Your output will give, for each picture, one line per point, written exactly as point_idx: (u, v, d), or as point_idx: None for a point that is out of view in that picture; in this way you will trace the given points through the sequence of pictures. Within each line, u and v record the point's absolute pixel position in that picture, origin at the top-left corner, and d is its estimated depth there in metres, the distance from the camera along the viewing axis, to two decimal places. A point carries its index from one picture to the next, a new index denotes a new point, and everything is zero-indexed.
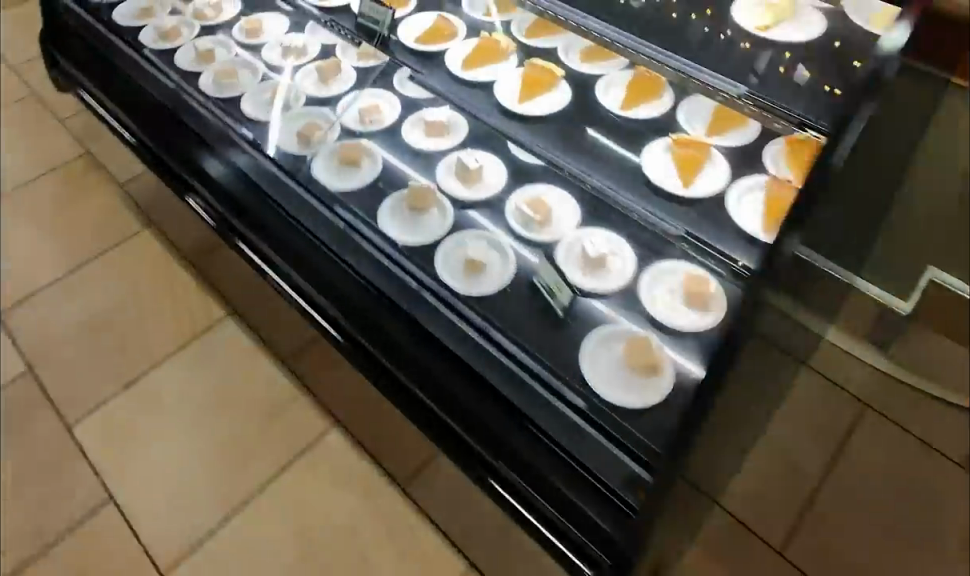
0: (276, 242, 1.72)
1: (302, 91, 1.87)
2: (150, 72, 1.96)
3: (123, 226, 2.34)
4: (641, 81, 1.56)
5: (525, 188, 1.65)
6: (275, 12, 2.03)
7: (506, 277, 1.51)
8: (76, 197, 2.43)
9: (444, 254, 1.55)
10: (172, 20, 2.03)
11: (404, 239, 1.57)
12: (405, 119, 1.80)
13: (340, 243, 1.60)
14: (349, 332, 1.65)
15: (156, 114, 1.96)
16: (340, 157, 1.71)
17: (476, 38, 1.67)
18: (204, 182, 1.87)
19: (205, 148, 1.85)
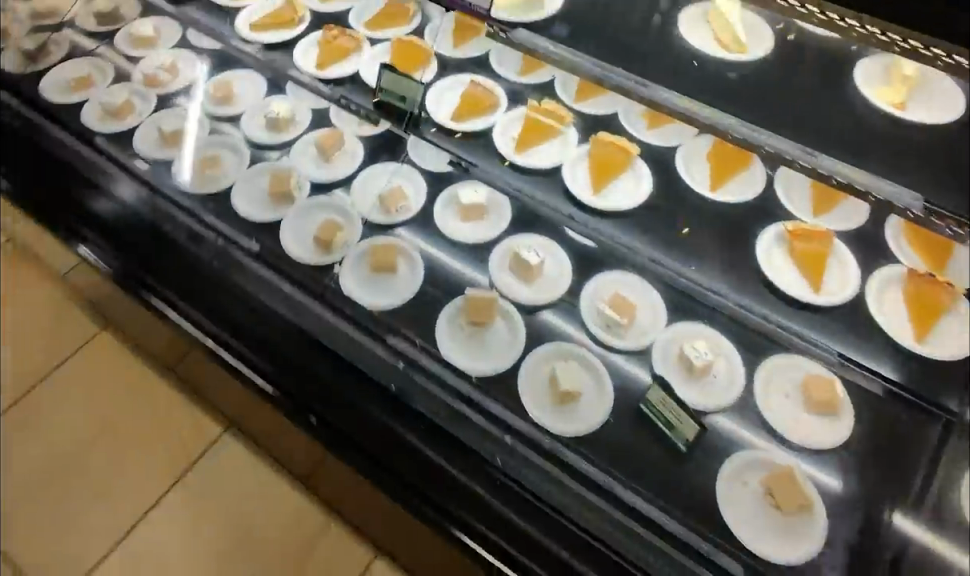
0: (247, 335, 1.41)
1: (303, 176, 1.54)
2: (68, 146, 1.62)
3: (77, 332, 2.04)
4: (723, 151, 1.34)
5: (594, 276, 1.43)
6: (243, 70, 1.68)
7: (605, 404, 1.28)
8: (15, 301, 2.10)
9: (529, 383, 1.30)
10: (120, 93, 1.66)
11: (474, 366, 1.31)
12: (435, 200, 1.52)
13: (356, 353, 1.33)
14: (368, 458, 1.33)
15: (74, 189, 1.62)
16: (373, 263, 1.42)
17: (524, 108, 1.39)
18: (136, 261, 1.54)
19: (148, 231, 1.53)
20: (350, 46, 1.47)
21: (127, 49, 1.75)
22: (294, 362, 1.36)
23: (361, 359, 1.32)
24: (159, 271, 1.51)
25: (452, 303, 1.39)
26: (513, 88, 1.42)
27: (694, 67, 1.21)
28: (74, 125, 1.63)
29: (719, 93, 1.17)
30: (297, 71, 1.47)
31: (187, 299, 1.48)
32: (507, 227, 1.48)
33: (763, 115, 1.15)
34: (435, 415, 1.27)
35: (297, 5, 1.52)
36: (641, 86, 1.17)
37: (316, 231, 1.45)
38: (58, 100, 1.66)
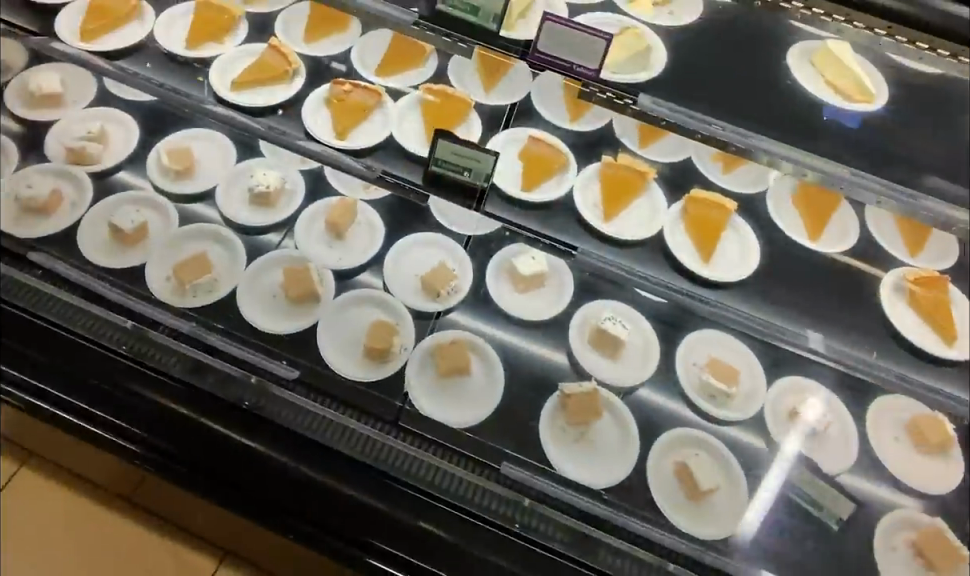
0: (268, 479, 1.10)
1: (322, 266, 1.26)
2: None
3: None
4: (812, 196, 1.16)
5: (681, 340, 1.24)
6: (205, 132, 1.39)
7: (743, 492, 1.13)
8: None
9: (660, 486, 1.12)
10: (43, 180, 1.30)
11: (599, 479, 1.11)
12: (485, 271, 1.28)
13: (451, 493, 1.07)
14: None
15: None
16: (446, 369, 1.16)
17: (598, 166, 1.19)
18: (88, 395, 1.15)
19: (85, 349, 1.16)
20: (370, 103, 1.22)
21: (18, 110, 1.42)
22: (349, 504, 1.08)
23: (450, 491, 1.08)
24: (91, 399, 1.15)
25: (541, 401, 1.17)
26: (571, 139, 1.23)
27: (802, 107, 1.08)
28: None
29: (839, 138, 1.05)
30: (307, 138, 1.20)
31: (165, 437, 1.12)
32: (575, 296, 1.26)
33: (886, 157, 1.04)
34: (558, 547, 1.05)
35: (290, 55, 1.25)
36: (738, 140, 1.02)
37: (363, 337, 1.18)
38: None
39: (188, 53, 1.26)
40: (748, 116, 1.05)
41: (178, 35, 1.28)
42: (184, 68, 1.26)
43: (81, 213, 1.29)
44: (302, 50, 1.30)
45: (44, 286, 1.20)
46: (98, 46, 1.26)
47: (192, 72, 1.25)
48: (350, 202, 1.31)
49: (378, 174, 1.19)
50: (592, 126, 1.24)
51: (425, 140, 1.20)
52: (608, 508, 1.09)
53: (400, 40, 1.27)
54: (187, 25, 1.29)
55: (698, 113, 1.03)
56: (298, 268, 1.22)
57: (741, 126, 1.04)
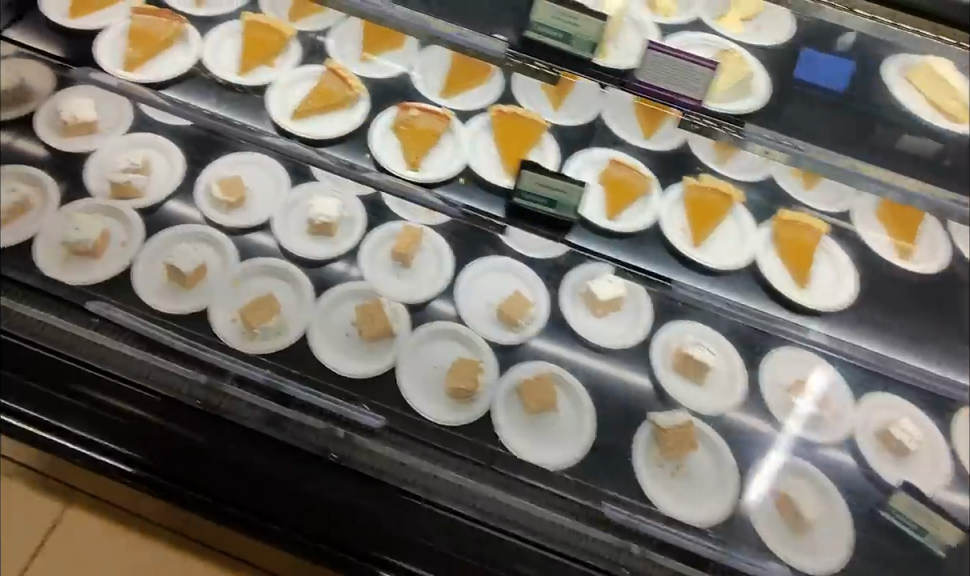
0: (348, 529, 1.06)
1: (395, 300, 1.20)
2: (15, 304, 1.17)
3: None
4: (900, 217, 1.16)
5: (765, 360, 1.15)
6: (257, 159, 1.34)
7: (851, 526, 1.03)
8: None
9: (765, 522, 1.04)
10: (91, 222, 1.22)
11: (700, 516, 1.03)
12: (558, 294, 1.22)
13: (554, 539, 1.03)
14: None
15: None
16: (535, 405, 1.10)
17: (683, 187, 1.16)
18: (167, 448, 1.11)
19: (133, 397, 1.13)
20: (436, 128, 1.16)
21: (53, 144, 1.36)
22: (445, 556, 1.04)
23: (555, 539, 1.03)
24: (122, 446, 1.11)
25: (630, 429, 1.11)
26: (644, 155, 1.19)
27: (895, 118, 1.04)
28: (30, 281, 1.18)
29: (926, 147, 1.02)
30: (375, 167, 1.15)
31: (248, 495, 1.08)
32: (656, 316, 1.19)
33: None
34: None
35: (348, 78, 1.21)
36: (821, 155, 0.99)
37: (445, 375, 1.12)
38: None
39: (234, 77, 1.24)
40: (833, 127, 1.01)
41: (228, 61, 1.26)
42: (240, 95, 1.23)
43: (134, 253, 1.23)
44: (359, 71, 1.26)
45: (108, 338, 1.15)
46: (146, 75, 1.24)
47: (250, 97, 1.22)
48: (416, 229, 1.25)
49: (459, 209, 1.14)
50: (665, 145, 1.20)
51: (502, 168, 1.14)
52: (711, 544, 1.02)
53: (463, 59, 1.21)
54: (237, 50, 1.28)
55: (769, 132, 1.00)
56: (372, 305, 1.17)
57: (819, 140, 1.01)
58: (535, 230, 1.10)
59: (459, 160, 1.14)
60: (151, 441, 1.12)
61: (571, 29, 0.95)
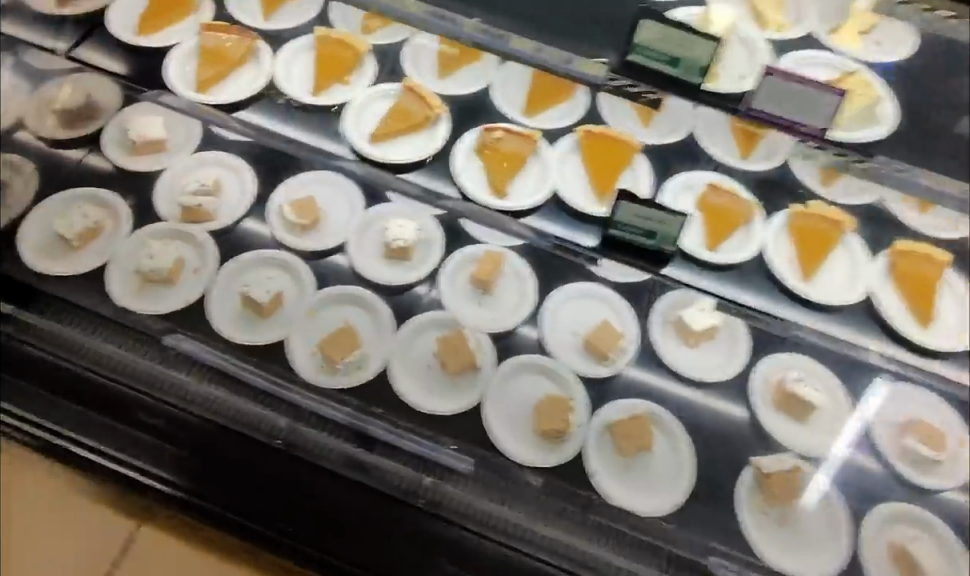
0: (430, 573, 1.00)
1: (478, 330, 1.16)
2: (83, 335, 1.17)
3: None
4: None
5: (874, 400, 1.07)
6: (331, 180, 1.31)
7: None
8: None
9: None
10: (165, 250, 1.21)
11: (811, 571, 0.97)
12: (648, 324, 1.17)
13: None
14: None
15: (64, 378, 1.15)
16: (628, 447, 1.04)
17: (787, 216, 1.08)
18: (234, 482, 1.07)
19: (204, 432, 1.10)
20: (525, 150, 1.11)
21: (122, 164, 1.36)
22: None
23: None
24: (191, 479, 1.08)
25: (729, 474, 1.04)
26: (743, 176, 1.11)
27: None
28: (104, 313, 1.18)
29: None
30: (459, 195, 1.10)
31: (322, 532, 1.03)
32: (752, 348, 1.12)
33: None
34: None
35: (429, 99, 1.15)
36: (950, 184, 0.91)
37: (531, 414, 1.07)
38: (69, 268, 1.22)
39: (309, 98, 1.19)
40: (959, 155, 0.94)
41: (302, 81, 1.21)
42: (313, 114, 1.19)
43: (209, 281, 1.21)
44: (438, 89, 1.20)
45: (182, 369, 1.14)
46: (218, 98, 1.20)
47: (324, 118, 1.17)
48: (498, 254, 1.21)
49: (548, 240, 1.09)
50: (762, 165, 1.11)
51: (593, 197, 1.08)
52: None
53: (547, 76, 1.15)
54: (310, 68, 1.23)
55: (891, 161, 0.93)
56: (455, 337, 1.12)
57: (946, 169, 0.93)
58: (628, 263, 1.04)
59: (546, 186, 1.09)
60: (223, 475, 1.07)
61: (682, 53, 0.87)
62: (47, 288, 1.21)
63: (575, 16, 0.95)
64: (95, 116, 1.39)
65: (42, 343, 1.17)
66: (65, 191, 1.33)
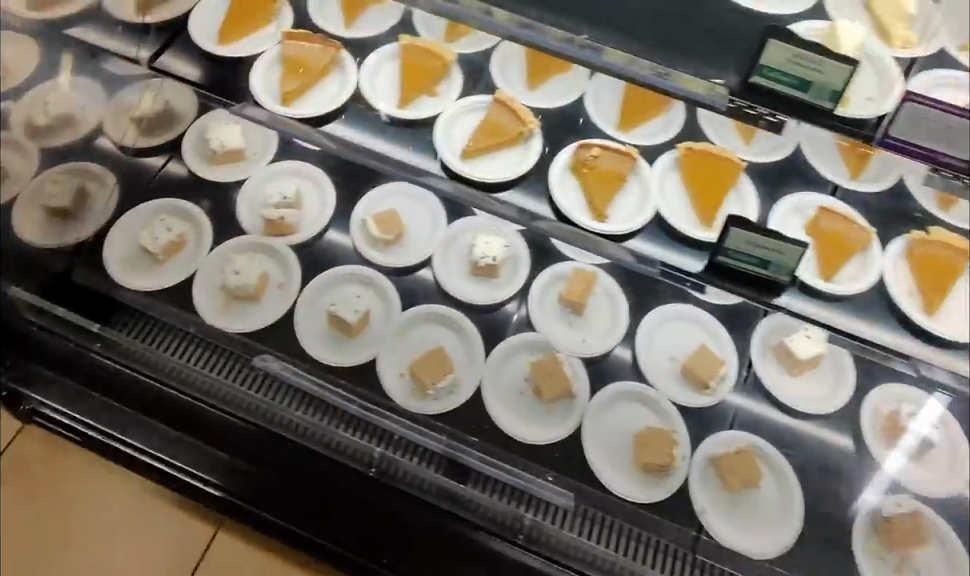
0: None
1: (570, 353, 1.14)
2: (165, 354, 1.20)
3: (161, 525, 1.55)
4: None
5: None
6: (412, 194, 1.29)
7: None
8: (72, 496, 1.58)
9: None
10: (250, 266, 1.21)
11: None
12: (745, 349, 1.12)
13: None
14: None
15: (156, 394, 1.23)
16: (735, 483, 1.03)
17: (905, 243, 1.01)
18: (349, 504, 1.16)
19: (283, 450, 1.17)
20: (624, 170, 1.06)
21: (204, 175, 1.35)
22: None
23: None
24: (265, 487, 1.22)
25: (842, 516, 1.02)
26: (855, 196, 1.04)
27: None
28: (192, 331, 1.20)
29: None
30: (557, 217, 1.05)
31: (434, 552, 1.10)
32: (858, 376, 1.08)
33: None
34: None
35: (522, 113, 1.10)
36: None
37: (632, 445, 1.07)
38: (156, 284, 1.23)
39: (395, 112, 1.14)
40: None
41: (388, 92, 1.17)
42: (401, 131, 1.14)
43: (295, 297, 1.21)
44: (531, 102, 1.15)
45: (279, 385, 1.15)
46: (304, 112, 1.16)
47: (413, 133, 1.13)
48: (589, 273, 1.18)
49: (652, 266, 1.04)
50: (871, 187, 1.03)
51: (698, 221, 1.03)
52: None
53: (639, 90, 1.06)
54: (395, 80, 1.18)
55: None
56: (546, 361, 1.11)
57: None
58: (737, 291, 0.98)
59: (647, 206, 1.04)
60: (304, 493, 1.19)
61: (812, 75, 0.81)
62: (129, 301, 1.24)
63: (691, 36, 0.90)
64: (177, 123, 1.38)
65: (129, 361, 1.22)
66: (146, 202, 1.33)
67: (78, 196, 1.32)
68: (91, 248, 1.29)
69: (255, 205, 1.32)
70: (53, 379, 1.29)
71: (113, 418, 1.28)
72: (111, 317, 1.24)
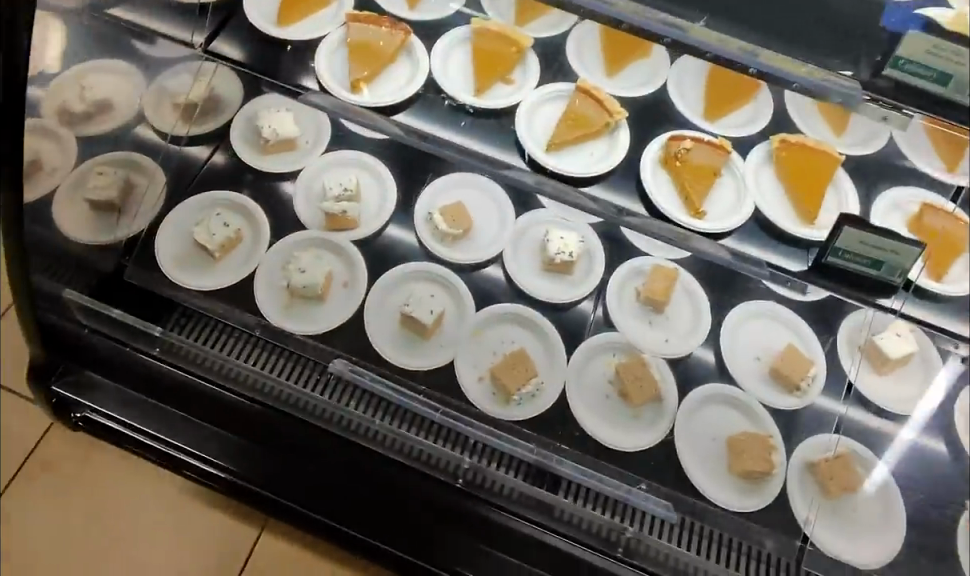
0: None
1: (652, 352, 1.12)
2: (231, 360, 1.16)
3: (202, 524, 1.50)
4: None
5: None
6: (478, 184, 1.24)
7: None
8: (105, 492, 1.53)
9: None
10: (314, 263, 1.19)
11: None
12: (833, 346, 1.09)
13: None
14: None
15: (220, 398, 1.19)
16: (839, 489, 1.01)
17: None
18: (429, 513, 1.12)
19: (355, 457, 1.14)
20: (716, 164, 1.01)
21: (256, 164, 1.30)
22: None
23: None
24: (334, 490, 1.19)
25: (945, 523, 0.99)
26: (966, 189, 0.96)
27: None
28: (257, 334, 1.16)
29: None
30: (651, 214, 1.01)
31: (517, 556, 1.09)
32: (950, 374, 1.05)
33: None
34: None
35: (608, 103, 1.05)
36: None
37: (725, 450, 1.05)
38: (213, 284, 1.20)
39: (470, 100, 1.08)
40: None
41: (460, 80, 1.09)
42: (478, 120, 1.07)
43: (362, 296, 1.19)
44: (612, 89, 1.08)
45: (357, 390, 1.12)
46: (375, 100, 1.09)
47: (493, 125, 1.07)
48: (670, 269, 1.15)
49: (760, 267, 0.99)
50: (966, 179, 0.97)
51: (798, 218, 0.98)
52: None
53: (727, 73, 1.00)
54: (466, 64, 1.11)
55: None
56: (630, 364, 1.10)
57: None
58: (842, 294, 0.97)
59: (746, 203, 0.99)
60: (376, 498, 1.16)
61: (952, 69, 0.75)
62: (185, 300, 1.20)
63: (813, 26, 0.86)
64: (223, 111, 1.34)
65: (189, 366, 1.18)
66: (199, 197, 1.29)
67: (125, 188, 1.23)
68: (144, 243, 1.24)
69: (312, 198, 1.27)
70: (106, 385, 1.25)
71: (176, 428, 1.24)
72: (166, 319, 1.19)
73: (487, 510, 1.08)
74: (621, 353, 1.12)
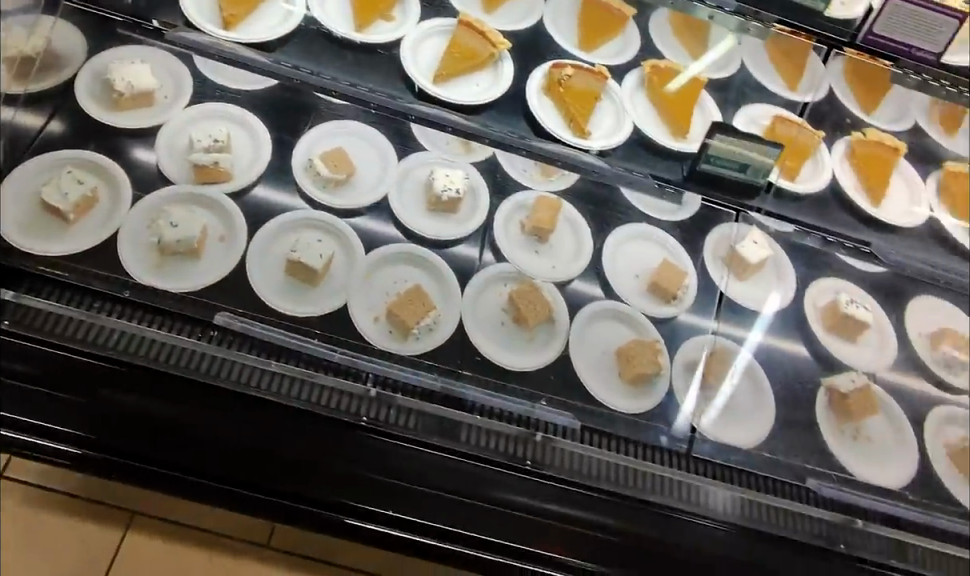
0: (486, 513, 1.01)
1: (543, 280, 1.16)
2: (105, 318, 1.02)
3: (56, 538, 1.18)
4: None
5: (908, 313, 1.18)
6: (355, 131, 1.23)
7: None
8: None
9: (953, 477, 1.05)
10: (188, 216, 1.11)
11: (892, 479, 1.04)
12: (700, 262, 1.19)
13: (775, 523, 0.99)
14: None
15: (77, 364, 1.01)
16: (716, 384, 1.08)
17: (844, 143, 1.26)
18: (324, 460, 1.02)
19: (240, 417, 1.02)
20: (595, 89, 1.21)
21: (107, 121, 1.19)
22: (657, 545, 0.98)
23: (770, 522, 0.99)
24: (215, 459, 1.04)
25: (807, 398, 1.10)
26: (811, 104, 1.28)
27: None
28: (127, 295, 1.05)
29: None
30: (542, 138, 1.20)
31: (428, 488, 1.01)
32: (800, 274, 1.19)
33: None
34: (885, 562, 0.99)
35: (490, 36, 1.23)
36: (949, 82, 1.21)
37: (616, 361, 1.10)
38: (74, 249, 1.07)
39: (356, 36, 1.23)
40: None
41: (344, 17, 1.25)
42: None
43: (242, 248, 1.13)
44: (495, 24, 1.26)
45: (247, 338, 1.05)
46: (251, 36, 1.22)
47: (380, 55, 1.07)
48: (553, 200, 1.20)
49: (644, 177, 1.20)
50: (812, 95, 1.29)
51: (672, 133, 1.21)
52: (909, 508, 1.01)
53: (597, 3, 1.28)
54: (346, 5, 1.26)
55: None
56: (525, 291, 1.13)
57: None
58: (662, 202, 1.22)
59: (607, 121, 1.20)
60: (270, 458, 1.03)
61: None
62: (28, 266, 1.04)
63: None
64: (65, 66, 1.21)
65: (47, 336, 1.00)
66: (37, 157, 1.13)
67: None
68: None
69: (176, 152, 1.19)
70: None
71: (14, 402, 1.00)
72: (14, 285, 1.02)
73: (394, 446, 1.02)
74: (514, 284, 1.15)
